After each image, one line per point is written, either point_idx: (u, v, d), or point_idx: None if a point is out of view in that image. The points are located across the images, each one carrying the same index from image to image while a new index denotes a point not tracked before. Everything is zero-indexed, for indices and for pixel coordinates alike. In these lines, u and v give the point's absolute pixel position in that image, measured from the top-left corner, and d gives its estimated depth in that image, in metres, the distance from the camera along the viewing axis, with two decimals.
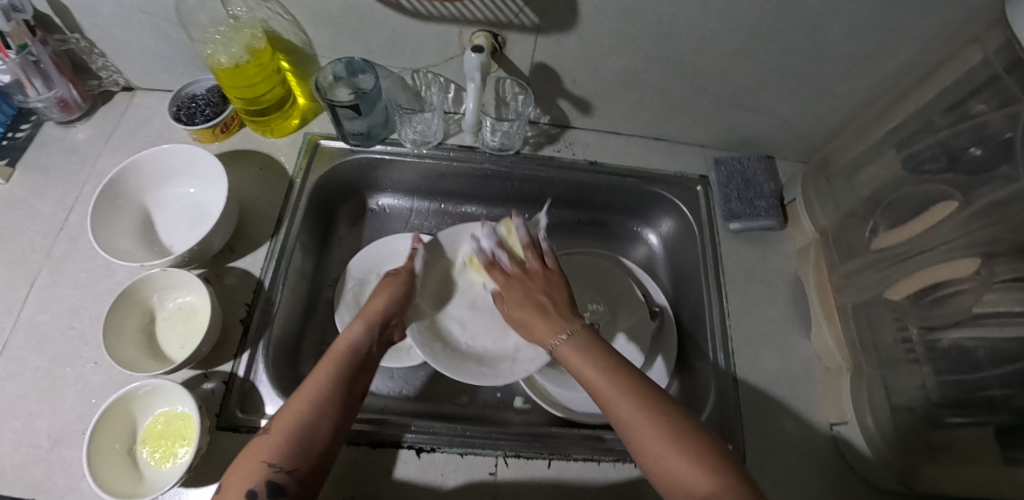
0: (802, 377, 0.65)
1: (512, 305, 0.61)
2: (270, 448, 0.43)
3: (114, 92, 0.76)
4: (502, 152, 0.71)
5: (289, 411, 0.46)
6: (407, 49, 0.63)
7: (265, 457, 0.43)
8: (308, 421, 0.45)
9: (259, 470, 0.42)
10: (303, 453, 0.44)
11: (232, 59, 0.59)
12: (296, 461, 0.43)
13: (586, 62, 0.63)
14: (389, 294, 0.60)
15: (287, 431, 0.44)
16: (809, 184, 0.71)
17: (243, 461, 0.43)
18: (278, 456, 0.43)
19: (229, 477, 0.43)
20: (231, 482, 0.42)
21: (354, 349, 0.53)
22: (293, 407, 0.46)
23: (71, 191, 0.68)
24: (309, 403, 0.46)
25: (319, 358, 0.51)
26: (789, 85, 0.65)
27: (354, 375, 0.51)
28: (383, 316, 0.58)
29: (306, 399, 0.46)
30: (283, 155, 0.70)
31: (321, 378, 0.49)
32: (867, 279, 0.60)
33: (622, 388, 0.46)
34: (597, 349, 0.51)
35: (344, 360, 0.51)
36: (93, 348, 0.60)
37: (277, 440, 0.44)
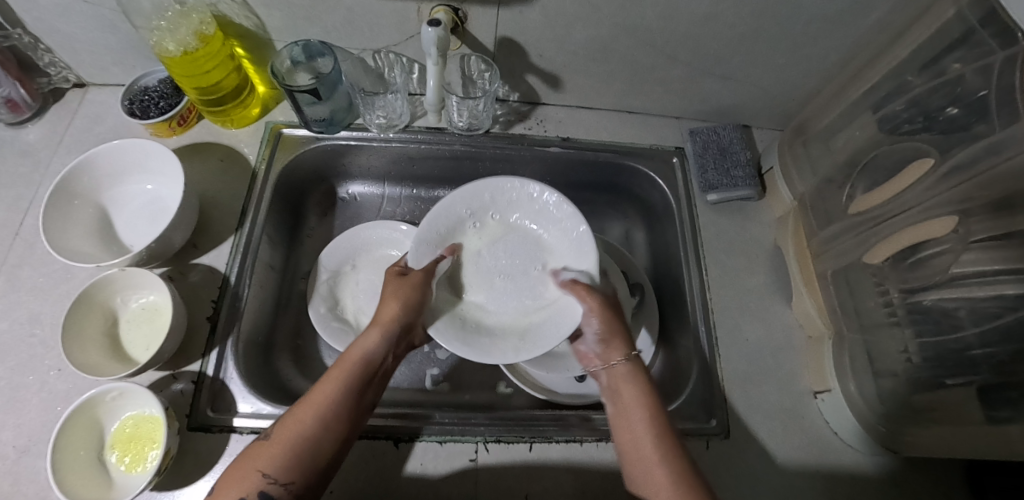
0: (785, 346, 0.64)
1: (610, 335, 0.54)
2: (268, 458, 0.42)
3: (66, 90, 0.72)
4: (471, 133, 0.69)
5: (292, 420, 0.44)
6: (364, 28, 0.61)
7: (261, 467, 0.42)
8: (310, 436, 0.43)
9: (252, 481, 0.41)
10: (298, 468, 0.42)
11: (180, 45, 0.56)
12: (290, 475, 0.42)
13: (552, 35, 0.61)
14: (403, 300, 0.53)
15: (288, 443, 0.43)
16: (785, 150, 0.70)
17: (241, 465, 0.42)
18: (276, 469, 0.41)
19: (225, 478, 0.43)
20: (228, 484, 0.42)
21: (370, 359, 0.50)
22: (297, 416, 0.44)
23: (25, 194, 0.66)
24: (312, 415, 0.44)
25: (331, 365, 0.49)
26: (760, 49, 0.63)
27: (365, 388, 0.48)
28: (400, 326, 0.54)
29: (309, 410, 0.45)
30: (246, 146, 0.67)
31: (329, 390, 0.46)
32: (845, 244, 0.59)
33: (648, 422, 0.46)
34: (647, 383, 0.51)
35: (355, 372, 0.48)
36: (56, 355, 0.58)
37: (274, 451, 0.42)
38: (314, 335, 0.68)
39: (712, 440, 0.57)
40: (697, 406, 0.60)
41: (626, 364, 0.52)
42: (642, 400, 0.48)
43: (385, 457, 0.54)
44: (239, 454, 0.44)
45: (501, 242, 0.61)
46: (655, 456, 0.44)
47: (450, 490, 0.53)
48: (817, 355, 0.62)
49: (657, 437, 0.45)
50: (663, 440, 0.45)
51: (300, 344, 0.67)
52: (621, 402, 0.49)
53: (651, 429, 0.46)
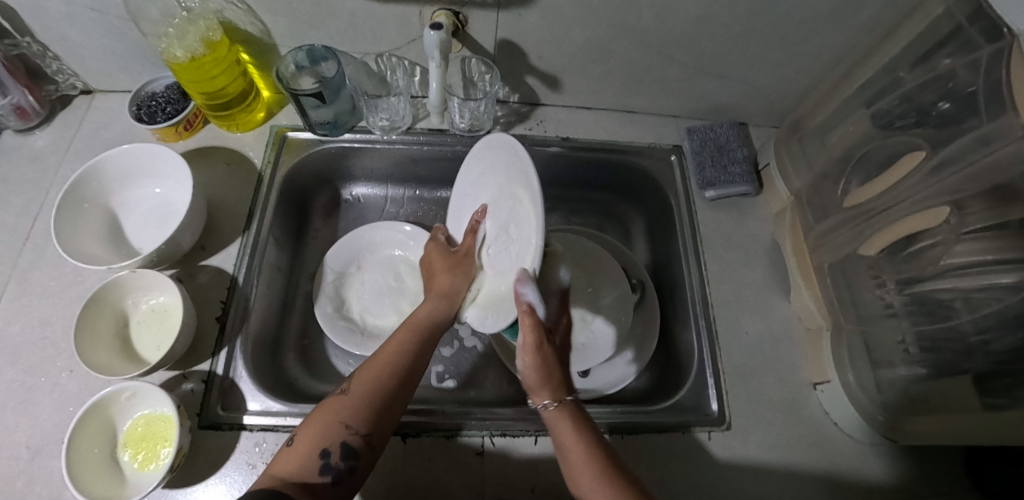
0: (785, 339, 0.65)
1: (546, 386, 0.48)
2: (348, 411, 0.44)
3: (73, 97, 0.73)
4: (473, 134, 0.70)
5: (369, 376, 0.47)
6: (367, 32, 0.62)
7: (343, 419, 0.44)
8: (388, 390, 0.47)
9: (336, 432, 0.43)
10: (379, 422, 0.45)
11: (187, 52, 0.57)
12: (370, 426, 0.45)
13: (551, 36, 0.62)
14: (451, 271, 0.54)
15: (367, 397, 0.45)
16: (781, 147, 0.71)
17: (320, 417, 0.44)
18: (358, 421, 0.44)
19: (302, 429, 0.44)
20: (306, 434, 0.44)
21: (435, 322, 0.52)
22: (375, 373, 0.47)
23: (34, 199, 0.67)
24: (388, 372, 0.47)
25: (398, 325, 0.51)
26: (755, 48, 0.64)
27: (428, 352, 0.51)
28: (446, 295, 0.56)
29: (385, 369, 0.47)
30: (251, 150, 0.68)
31: (399, 350, 0.49)
32: (840, 238, 0.60)
33: (595, 472, 0.42)
34: (589, 426, 0.46)
35: (422, 333, 0.51)
36: (68, 356, 0.59)
37: (355, 405, 0.45)
38: (320, 335, 0.69)
39: (715, 432, 0.58)
40: (698, 398, 0.61)
41: (557, 408, 0.47)
42: (588, 444, 0.44)
43: (391, 452, 0.55)
44: (312, 408, 0.46)
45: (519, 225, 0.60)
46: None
47: (456, 483, 0.54)
48: (816, 347, 0.63)
49: (607, 485, 0.41)
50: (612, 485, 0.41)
51: (306, 343, 0.68)
52: (569, 449, 0.44)
53: (597, 471, 0.42)
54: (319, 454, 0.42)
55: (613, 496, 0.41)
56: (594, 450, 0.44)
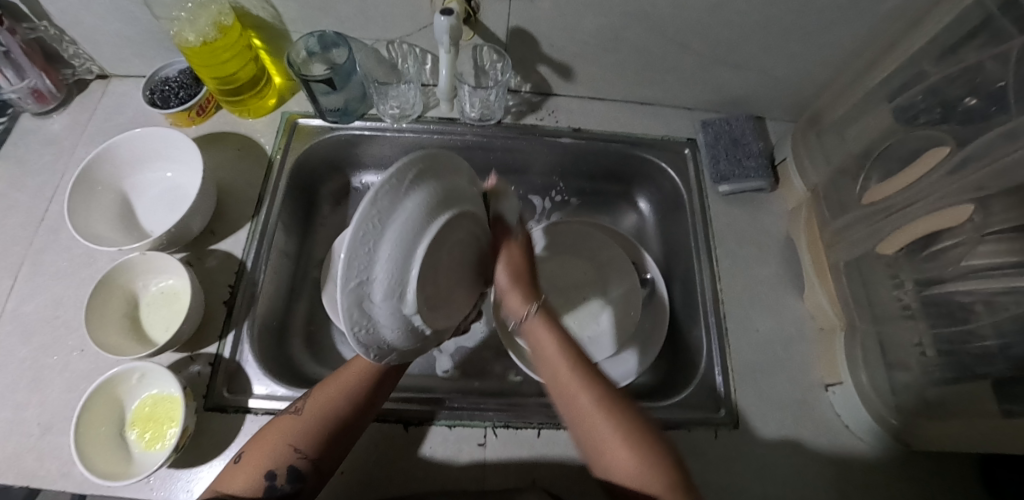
0: (796, 337, 0.64)
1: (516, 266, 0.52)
2: (299, 435, 0.47)
3: (89, 81, 0.74)
4: (483, 123, 0.70)
5: (324, 400, 0.50)
6: (378, 19, 0.62)
7: (292, 442, 0.47)
8: (339, 417, 0.49)
9: (283, 455, 0.46)
10: (324, 448, 0.48)
11: (199, 36, 0.58)
12: (319, 452, 0.48)
13: (563, 24, 0.61)
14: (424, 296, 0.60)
15: (318, 423, 0.48)
16: (799, 141, 0.69)
17: (270, 438, 0.47)
18: (306, 445, 0.47)
19: (253, 448, 0.48)
20: (256, 453, 0.47)
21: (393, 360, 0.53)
22: (330, 396, 0.50)
23: (50, 182, 0.68)
24: (344, 396, 0.50)
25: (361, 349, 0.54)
26: (773, 39, 0.63)
27: (382, 387, 0.53)
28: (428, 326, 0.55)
29: (337, 395, 0.50)
30: (262, 136, 0.68)
31: (356, 375, 0.51)
32: (858, 234, 0.58)
33: (584, 386, 0.46)
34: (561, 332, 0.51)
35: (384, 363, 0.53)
36: (79, 336, 0.60)
37: (303, 430, 0.48)
38: (326, 322, 0.69)
39: (721, 430, 0.57)
40: (706, 396, 0.60)
41: (534, 316, 0.51)
42: (565, 347, 0.49)
43: (393, 439, 0.55)
44: (265, 427, 0.49)
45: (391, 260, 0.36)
46: (591, 408, 0.45)
47: (457, 471, 0.54)
48: (829, 348, 0.62)
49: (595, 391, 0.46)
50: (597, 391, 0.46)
51: (313, 330, 0.68)
52: (546, 353, 0.49)
53: (574, 372, 0.47)
54: (264, 476, 0.45)
55: (600, 406, 0.44)
56: (580, 375, 0.47)
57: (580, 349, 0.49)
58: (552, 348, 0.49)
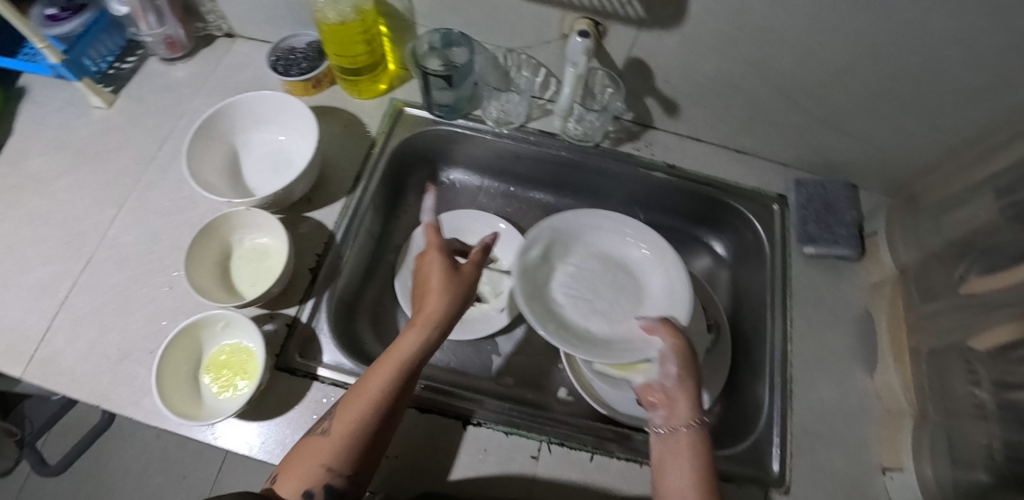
0: (858, 414, 0.62)
1: (681, 378, 0.52)
2: (329, 454, 0.45)
3: (216, 37, 0.78)
4: (582, 143, 0.71)
5: (347, 415, 0.46)
6: (505, 27, 0.64)
7: (325, 462, 0.44)
8: (366, 430, 0.46)
9: (318, 475, 0.44)
10: (359, 462, 0.46)
11: (338, 16, 0.61)
12: (353, 466, 0.45)
13: (683, 62, 0.63)
14: (449, 293, 0.52)
15: (346, 440, 0.45)
16: (894, 218, 0.68)
17: (302, 458, 0.45)
18: (339, 463, 0.45)
19: (287, 469, 0.45)
20: (291, 473, 0.45)
21: (408, 358, 0.49)
22: (353, 410, 0.47)
23: (164, 124, 0.72)
24: (367, 409, 0.47)
25: (379, 356, 0.49)
26: (889, 113, 0.62)
27: (411, 380, 0.50)
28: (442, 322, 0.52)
29: (361, 408, 0.47)
30: (368, 117, 0.71)
31: (378, 386, 0.48)
32: (947, 323, 0.57)
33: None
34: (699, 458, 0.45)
35: (404, 369, 0.49)
36: (169, 273, 0.63)
37: (334, 449, 0.45)
38: (394, 306, 0.71)
39: (771, 492, 0.56)
40: (759, 454, 0.59)
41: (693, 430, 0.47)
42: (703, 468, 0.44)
43: (450, 434, 0.56)
44: (295, 447, 0.47)
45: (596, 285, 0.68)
46: None
47: (504, 478, 0.54)
48: (894, 433, 0.59)
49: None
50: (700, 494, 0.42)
51: (380, 311, 0.70)
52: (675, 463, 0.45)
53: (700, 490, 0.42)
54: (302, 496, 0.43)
55: None
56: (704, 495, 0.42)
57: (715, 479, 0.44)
58: (687, 458, 0.45)
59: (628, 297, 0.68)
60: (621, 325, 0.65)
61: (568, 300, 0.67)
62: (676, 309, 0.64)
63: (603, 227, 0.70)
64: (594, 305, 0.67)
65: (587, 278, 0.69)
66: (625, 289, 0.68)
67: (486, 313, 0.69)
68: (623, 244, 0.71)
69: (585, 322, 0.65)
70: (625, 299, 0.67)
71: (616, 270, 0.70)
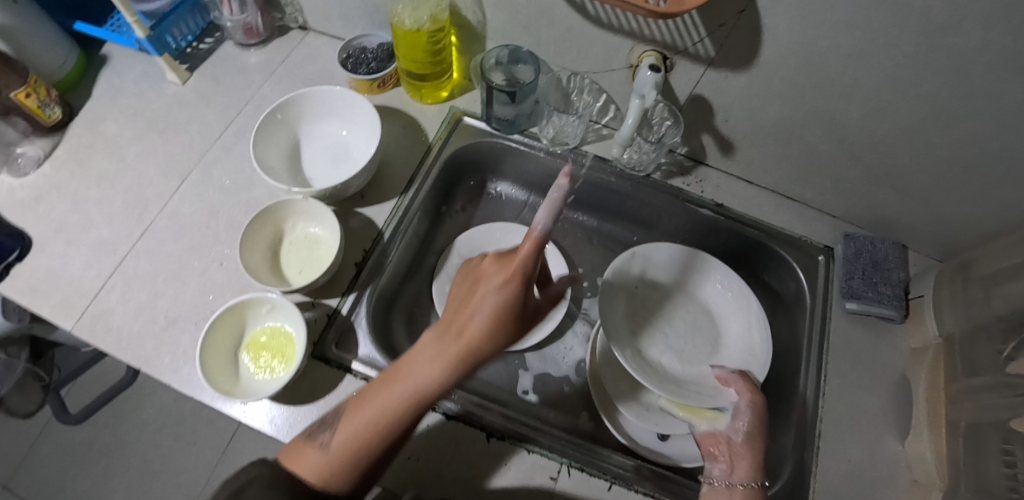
0: (885, 480, 0.60)
1: (747, 437, 0.53)
2: (329, 475, 0.44)
3: (291, 29, 0.81)
4: (634, 172, 0.71)
5: (349, 437, 0.45)
6: (575, 51, 0.65)
7: (322, 483, 0.43)
8: (370, 457, 0.45)
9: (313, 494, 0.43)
10: (358, 483, 0.46)
11: (415, 23, 0.63)
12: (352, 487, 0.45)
13: (747, 104, 0.63)
14: (490, 334, 0.43)
15: (348, 463, 0.44)
16: (943, 284, 0.66)
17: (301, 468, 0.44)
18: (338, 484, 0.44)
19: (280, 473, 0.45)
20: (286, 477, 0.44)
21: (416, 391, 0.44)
22: (356, 434, 0.45)
23: (233, 105, 0.75)
24: (375, 439, 0.45)
25: (392, 379, 0.45)
26: (951, 179, 0.62)
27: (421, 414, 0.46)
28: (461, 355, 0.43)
29: (371, 436, 0.45)
30: (427, 122, 0.73)
31: (389, 417, 0.45)
32: (989, 401, 0.54)
33: None
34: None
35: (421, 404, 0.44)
36: (221, 250, 0.65)
37: (333, 469, 0.44)
38: (429, 308, 0.72)
39: None
40: None
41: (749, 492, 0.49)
42: None
43: (474, 444, 0.57)
44: (288, 451, 0.46)
45: (674, 324, 0.70)
46: None
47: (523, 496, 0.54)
48: None
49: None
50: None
51: (415, 311, 0.71)
52: None
53: None
54: None
55: None
56: None
57: None
58: None
59: (705, 343, 0.68)
60: (693, 368, 0.66)
61: (645, 329, 0.69)
62: (751, 365, 0.64)
63: (687, 265, 0.72)
64: (672, 343, 0.68)
65: (664, 315, 0.71)
66: (704, 333, 0.69)
67: (520, 328, 0.69)
68: (700, 282, 0.72)
69: (661, 357, 0.67)
70: (702, 344, 0.68)
71: (696, 311, 0.71)
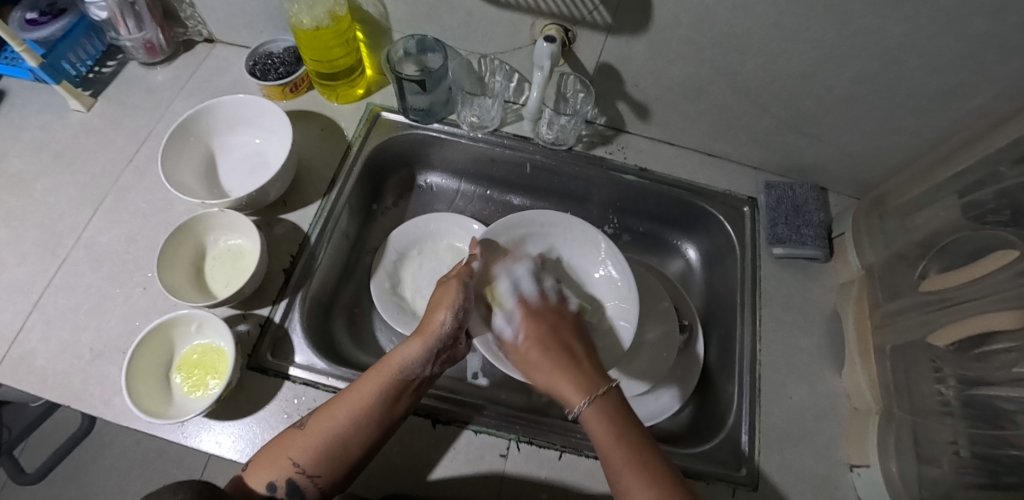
0: (828, 412, 0.62)
1: (529, 343, 0.58)
2: (300, 450, 0.47)
3: (196, 43, 0.79)
4: (555, 147, 0.72)
5: (328, 416, 0.49)
6: (478, 34, 0.65)
7: (293, 457, 0.46)
8: (345, 436, 0.48)
9: (284, 468, 0.46)
10: (325, 466, 0.47)
11: (314, 22, 0.62)
12: (320, 469, 0.47)
13: (652, 68, 0.64)
14: (448, 309, 0.57)
15: (321, 437, 0.47)
16: (860, 220, 0.69)
17: (278, 446, 0.47)
18: (306, 460, 0.46)
19: (260, 455, 0.47)
20: (265, 457, 0.47)
21: (408, 369, 0.53)
22: (334, 413, 0.49)
23: (144, 127, 0.73)
24: (348, 415, 0.49)
25: (374, 365, 0.53)
26: (853, 117, 0.64)
27: (394, 400, 0.51)
28: (445, 336, 0.56)
29: (344, 414, 0.49)
30: (345, 121, 0.72)
31: (366, 396, 0.50)
32: (909, 321, 0.57)
33: (640, 477, 0.44)
34: (630, 428, 0.48)
35: (393, 382, 0.52)
36: (144, 274, 0.63)
37: (306, 445, 0.47)
38: (370, 307, 0.71)
39: (739, 490, 0.55)
40: (729, 455, 0.59)
41: (592, 405, 0.50)
42: (623, 438, 0.47)
43: (422, 434, 0.56)
44: (274, 438, 0.49)
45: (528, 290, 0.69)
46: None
47: (473, 477, 0.54)
48: (861, 430, 0.59)
49: (655, 492, 0.43)
50: (658, 488, 0.43)
51: (356, 313, 0.71)
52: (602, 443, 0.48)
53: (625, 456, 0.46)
54: (267, 486, 0.45)
55: None
56: (632, 454, 0.46)
57: (649, 442, 0.48)
58: (602, 430, 0.48)
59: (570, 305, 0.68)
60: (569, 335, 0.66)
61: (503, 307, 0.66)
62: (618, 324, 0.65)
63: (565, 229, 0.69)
64: None
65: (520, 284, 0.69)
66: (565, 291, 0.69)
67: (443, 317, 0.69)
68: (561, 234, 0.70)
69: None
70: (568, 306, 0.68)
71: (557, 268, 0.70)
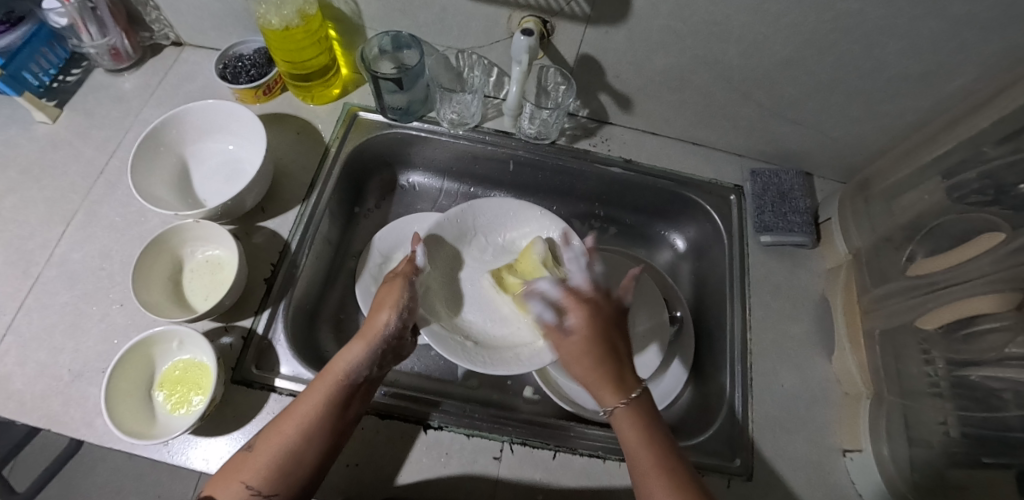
0: (819, 398, 0.62)
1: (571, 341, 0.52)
2: (250, 471, 0.45)
3: (164, 46, 0.77)
4: (538, 141, 0.71)
5: (276, 434, 0.47)
6: (454, 28, 0.63)
7: (244, 479, 0.45)
8: (294, 450, 0.46)
9: (237, 492, 0.44)
10: (279, 482, 0.45)
11: (282, 21, 0.59)
12: (273, 487, 0.45)
13: (633, 58, 0.63)
14: (390, 309, 0.56)
15: (272, 456, 0.46)
16: (845, 203, 0.68)
17: (227, 472, 0.46)
18: (258, 481, 0.45)
19: (212, 484, 0.46)
20: (216, 484, 0.45)
21: (353, 373, 0.51)
22: (281, 430, 0.47)
23: (113, 137, 0.70)
24: (296, 430, 0.47)
25: (315, 376, 0.51)
26: (836, 102, 0.63)
27: (343, 405, 0.50)
28: (388, 337, 0.55)
29: (292, 428, 0.47)
30: (321, 122, 0.70)
31: (311, 407, 0.49)
32: (896, 305, 0.57)
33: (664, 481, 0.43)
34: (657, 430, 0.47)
35: (338, 389, 0.50)
36: (120, 290, 0.62)
37: (257, 465, 0.45)
38: (356, 312, 0.70)
39: (734, 480, 0.55)
40: (722, 445, 0.59)
41: (625, 407, 0.48)
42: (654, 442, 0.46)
43: (412, 439, 0.55)
44: (221, 467, 0.47)
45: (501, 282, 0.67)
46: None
47: (466, 480, 0.53)
48: (852, 414, 0.59)
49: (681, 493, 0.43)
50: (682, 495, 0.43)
51: (342, 318, 0.69)
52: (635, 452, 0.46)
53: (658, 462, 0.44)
54: None
55: None
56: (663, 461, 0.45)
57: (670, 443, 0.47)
58: (633, 432, 0.46)
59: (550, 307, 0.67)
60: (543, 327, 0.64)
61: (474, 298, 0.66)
62: None
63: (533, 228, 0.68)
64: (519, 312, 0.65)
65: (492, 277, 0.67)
66: None
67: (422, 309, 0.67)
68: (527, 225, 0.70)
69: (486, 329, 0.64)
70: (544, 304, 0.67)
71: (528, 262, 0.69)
